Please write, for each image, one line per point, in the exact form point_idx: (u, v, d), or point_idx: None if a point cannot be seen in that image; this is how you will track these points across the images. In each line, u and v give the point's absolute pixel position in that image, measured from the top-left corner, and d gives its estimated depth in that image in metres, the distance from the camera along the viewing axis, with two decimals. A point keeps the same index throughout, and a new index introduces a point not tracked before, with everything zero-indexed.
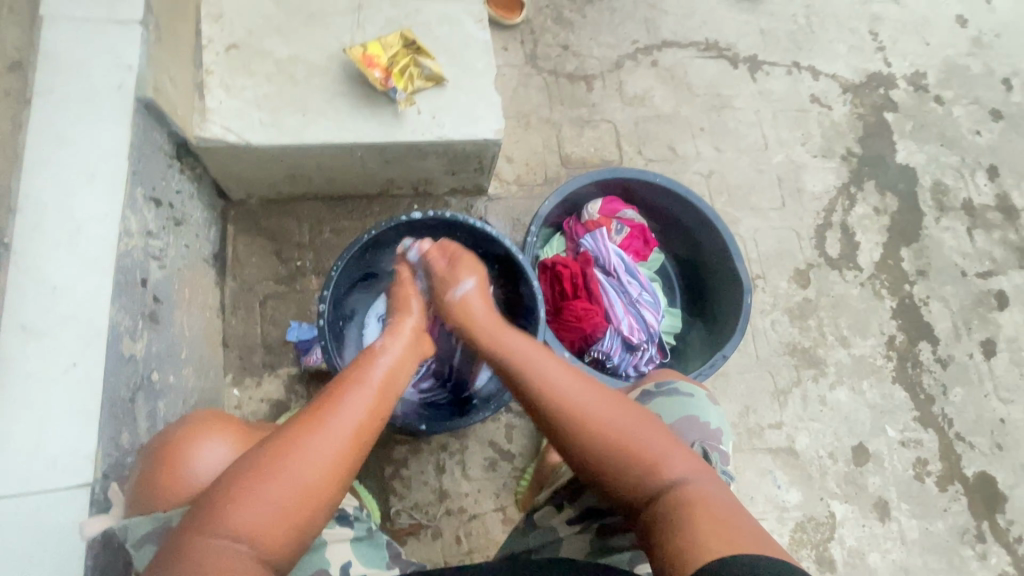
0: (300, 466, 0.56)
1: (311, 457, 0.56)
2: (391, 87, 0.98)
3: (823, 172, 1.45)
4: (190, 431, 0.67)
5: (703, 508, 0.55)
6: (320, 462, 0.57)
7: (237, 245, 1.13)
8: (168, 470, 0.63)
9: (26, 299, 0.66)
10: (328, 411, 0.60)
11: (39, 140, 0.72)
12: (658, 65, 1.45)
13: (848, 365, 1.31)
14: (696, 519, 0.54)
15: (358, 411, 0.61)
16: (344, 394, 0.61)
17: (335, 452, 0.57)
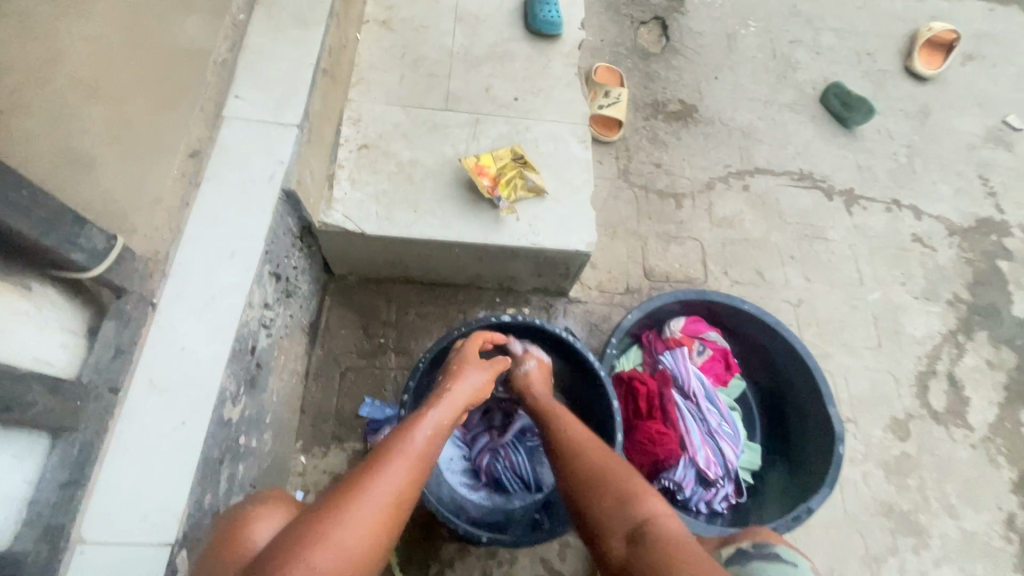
0: (352, 529, 0.57)
1: (360, 522, 0.58)
2: (496, 195, 1.06)
3: (926, 316, 1.37)
4: (258, 511, 0.65)
5: None
6: (369, 528, 0.58)
7: (330, 315, 1.21)
8: (229, 550, 0.60)
9: (157, 357, 0.74)
10: (381, 477, 0.62)
11: (198, 219, 0.84)
12: (749, 190, 1.48)
13: (957, 541, 1.14)
14: None
15: (406, 482, 0.64)
16: (390, 467, 0.64)
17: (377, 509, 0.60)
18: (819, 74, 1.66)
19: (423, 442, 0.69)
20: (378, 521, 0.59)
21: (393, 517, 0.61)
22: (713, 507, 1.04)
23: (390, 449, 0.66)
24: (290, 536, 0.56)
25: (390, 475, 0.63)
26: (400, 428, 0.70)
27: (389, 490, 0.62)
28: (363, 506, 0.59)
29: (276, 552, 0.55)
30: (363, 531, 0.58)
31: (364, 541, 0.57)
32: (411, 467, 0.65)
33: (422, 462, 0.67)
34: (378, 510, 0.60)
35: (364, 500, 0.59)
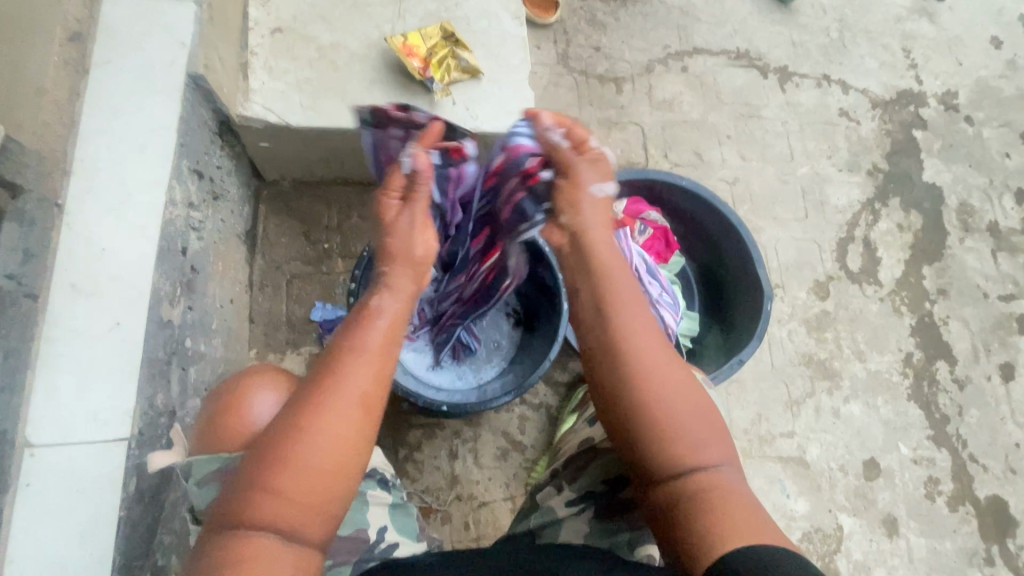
0: (318, 447, 0.52)
1: (328, 438, 0.52)
2: (428, 77, 1.00)
3: (847, 186, 1.45)
4: (247, 385, 0.71)
5: (732, 509, 0.55)
6: (339, 440, 0.53)
7: (267, 224, 1.16)
8: (230, 416, 0.67)
9: (76, 259, 0.69)
10: (339, 382, 0.54)
11: (94, 111, 0.75)
12: (688, 71, 1.46)
13: (863, 380, 1.30)
14: (722, 518, 0.55)
15: (370, 381, 0.56)
16: (349, 368, 0.55)
17: (343, 418, 0.53)
18: None
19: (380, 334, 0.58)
20: (345, 436, 0.53)
21: (362, 423, 0.54)
22: None
23: (346, 344, 0.57)
24: (249, 465, 0.52)
25: (350, 377, 0.55)
26: (356, 318, 0.60)
27: (351, 392, 0.54)
28: (323, 425, 0.52)
29: (245, 472, 0.52)
30: (326, 449, 0.52)
31: (335, 454, 0.52)
32: (372, 364, 0.56)
33: (385, 353, 0.58)
34: (344, 424, 0.53)
35: (320, 420, 0.52)
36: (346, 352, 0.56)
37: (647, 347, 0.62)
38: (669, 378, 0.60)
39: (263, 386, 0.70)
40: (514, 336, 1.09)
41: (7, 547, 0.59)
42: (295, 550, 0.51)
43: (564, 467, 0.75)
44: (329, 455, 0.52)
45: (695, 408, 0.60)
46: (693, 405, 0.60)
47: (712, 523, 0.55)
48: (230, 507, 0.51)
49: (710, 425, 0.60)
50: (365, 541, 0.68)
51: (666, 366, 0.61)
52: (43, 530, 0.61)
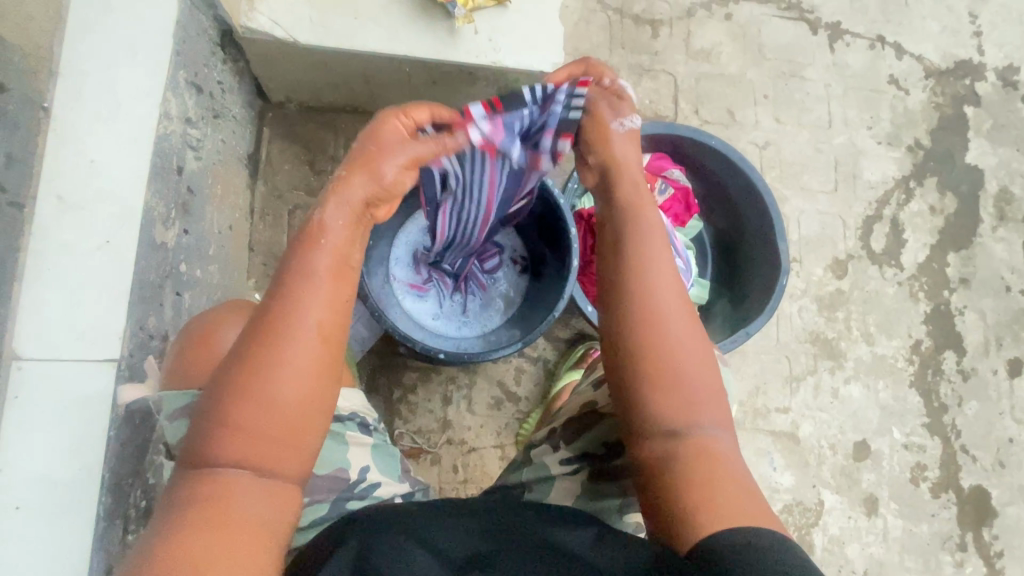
0: (280, 382, 0.50)
1: (291, 370, 0.51)
2: (451, 0, 0.90)
3: (884, 161, 1.37)
4: (217, 320, 0.69)
5: (723, 483, 0.54)
6: (304, 372, 0.51)
7: (271, 148, 1.10)
8: (199, 350, 0.66)
9: (63, 169, 0.65)
10: (296, 316, 0.52)
11: (83, 6, 0.69)
12: (731, 20, 1.35)
13: (868, 363, 1.28)
14: (715, 490, 0.54)
15: (328, 309, 0.53)
16: (306, 297, 0.52)
17: (305, 350, 0.51)
18: None
19: (333, 257, 0.55)
20: (308, 366, 0.51)
21: (325, 354, 0.53)
22: None
23: (292, 271, 0.53)
24: (209, 403, 0.50)
25: (309, 306, 0.52)
26: (296, 243, 0.55)
27: (310, 323, 0.52)
28: (283, 360, 0.50)
29: (205, 414, 0.50)
30: (290, 383, 0.50)
31: (298, 387, 0.51)
32: (330, 291, 0.54)
33: (339, 278, 0.55)
34: (305, 357, 0.51)
35: (279, 354, 0.50)
36: (297, 281, 0.53)
37: (665, 306, 0.59)
38: (681, 339, 0.58)
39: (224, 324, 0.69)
40: (521, 284, 1.05)
41: None
42: (273, 483, 0.50)
43: (563, 424, 0.73)
44: (292, 389, 0.51)
45: (681, 361, 0.58)
46: (694, 373, 0.58)
47: (696, 504, 0.53)
48: (194, 447, 0.50)
49: (684, 378, 0.57)
50: (343, 480, 0.67)
51: (673, 323, 0.59)
52: (29, 441, 0.60)
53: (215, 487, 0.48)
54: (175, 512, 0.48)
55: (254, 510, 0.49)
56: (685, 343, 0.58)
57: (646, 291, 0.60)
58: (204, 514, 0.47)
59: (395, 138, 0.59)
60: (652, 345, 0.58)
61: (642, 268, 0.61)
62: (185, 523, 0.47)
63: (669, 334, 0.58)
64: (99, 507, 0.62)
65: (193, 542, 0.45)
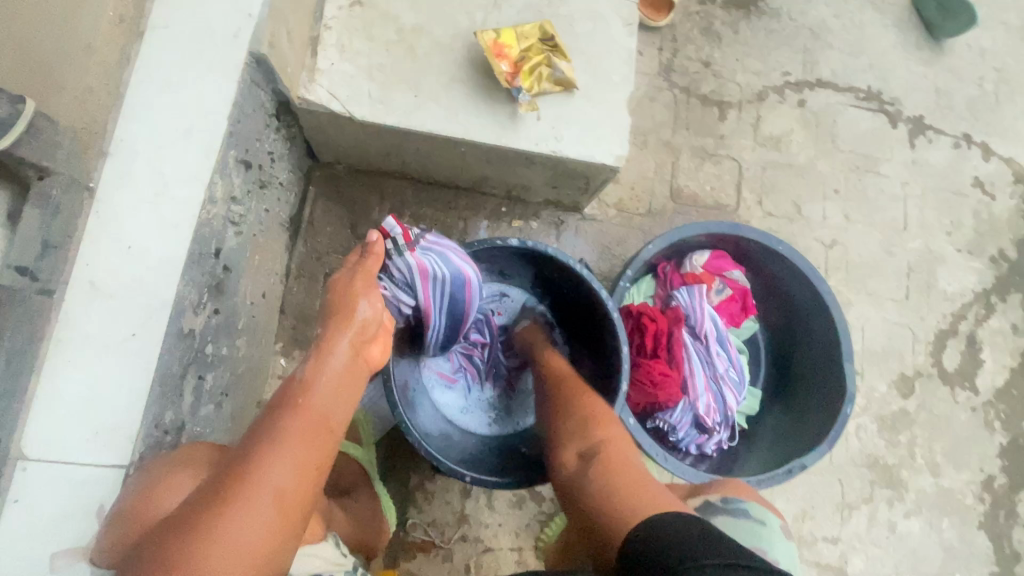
0: (222, 558, 0.45)
1: (238, 546, 0.46)
2: (516, 85, 0.86)
3: (963, 271, 1.26)
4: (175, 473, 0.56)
5: (646, 492, 0.64)
6: (251, 549, 0.46)
7: (315, 209, 1.08)
8: (129, 523, 0.53)
9: (100, 254, 0.62)
10: (260, 481, 0.48)
11: (143, 85, 0.67)
12: (805, 106, 1.27)
13: (931, 496, 1.16)
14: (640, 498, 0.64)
15: (296, 476, 0.50)
16: (275, 459, 0.50)
17: (258, 523, 0.47)
18: None
19: (314, 417, 0.54)
20: (257, 542, 0.47)
21: (276, 529, 0.48)
22: (703, 451, 1.01)
23: (269, 430, 0.52)
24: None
25: (275, 472, 0.49)
26: (280, 399, 0.54)
27: (272, 491, 0.48)
28: (228, 532, 0.46)
29: None
30: (234, 560, 0.46)
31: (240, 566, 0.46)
32: (303, 454, 0.51)
33: (314, 441, 0.52)
34: (256, 527, 0.47)
35: (230, 523, 0.46)
36: (271, 440, 0.51)
37: (579, 399, 0.79)
38: (599, 410, 0.76)
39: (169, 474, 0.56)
40: None
41: None
42: None
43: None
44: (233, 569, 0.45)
45: (601, 427, 0.73)
46: (615, 436, 0.72)
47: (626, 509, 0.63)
48: None
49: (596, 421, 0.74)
50: None
51: (590, 406, 0.77)
52: (21, 554, 0.55)
53: None
54: None
55: None
56: (598, 407, 0.77)
57: (564, 386, 0.81)
58: None
59: (375, 307, 0.63)
60: (572, 414, 0.76)
61: (555, 374, 0.85)
62: None
63: (590, 408, 0.77)
64: None
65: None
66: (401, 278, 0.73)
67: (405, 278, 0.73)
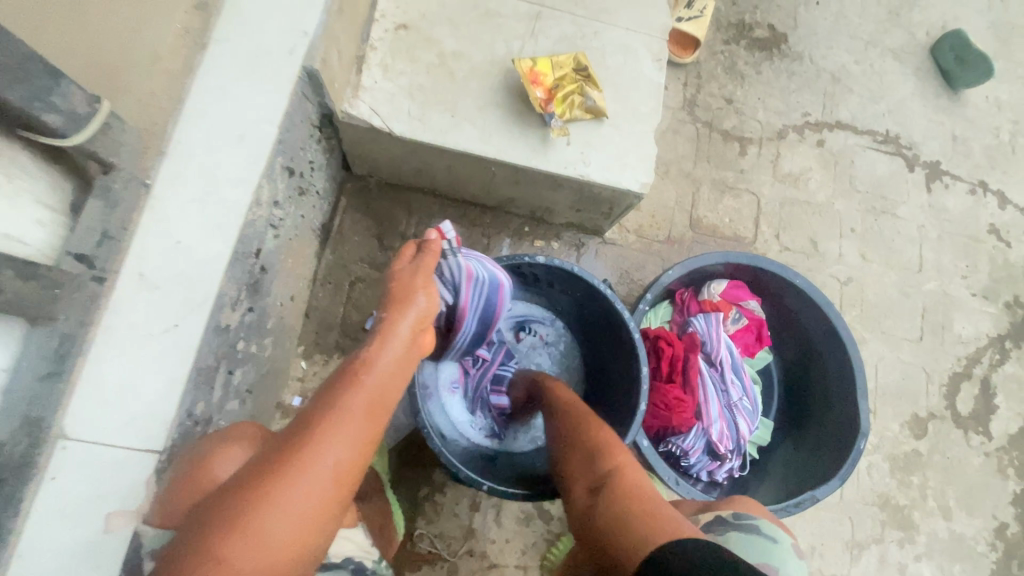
0: (279, 526, 0.45)
1: (295, 516, 0.46)
2: (549, 111, 0.90)
3: (978, 316, 1.27)
4: (225, 444, 0.59)
5: (653, 513, 0.60)
6: (306, 519, 0.46)
7: (344, 218, 1.11)
8: (194, 482, 0.57)
9: (151, 247, 0.65)
10: (315, 458, 0.47)
11: (203, 90, 0.71)
12: (824, 146, 1.31)
13: (943, 541, 1.14)
14: (644, 519, 0.59)
15: (350, 456, 0.49)
16: (329, 437, 0.48)
17: (315, 497, 0.47)
18: (938, 18, 1.40)
19: (370, 396, 0.52)
20: (312, 514, 0.46)
21: (334, 503, 0.48)
22: (714, 478, 1.01)
23: (325, 408, 0.50)
24: (196, 533, 0.45)
25: (330, 448, 0.48)
26: (336, 378, 0.53)
27: (328, 468, 0.47)
28: (283, 505, 0.45)
29: (187, 548, 0.44)
30: (292, 528, 0.45)
31: (295, 534, 0.46)
32: (359, 434, 0.50)
33: (370, 422, 0.51)
34: (312, 501, 0.46)
35: (287, 494, 0.45)
36: (325, 415, 0.49)
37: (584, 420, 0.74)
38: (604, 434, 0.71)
39: (229, 445, 0.59)
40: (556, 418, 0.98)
41: (18, 540, 0.56)
42: None
43: None
44: (290, 533, 0.45)
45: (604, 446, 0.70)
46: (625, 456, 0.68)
47: (630, 531, 0.58)
48: None
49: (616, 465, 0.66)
50: None
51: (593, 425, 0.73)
52: (53, 532, 0.57)
53: None
54: None
55: None
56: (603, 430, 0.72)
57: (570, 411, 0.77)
58: None
59: (432, 299, 0.60)
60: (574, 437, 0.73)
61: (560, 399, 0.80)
62: None
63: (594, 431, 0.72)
64: None
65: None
66: (450, 278, 0.74)
67: (453, 279, 0.74)
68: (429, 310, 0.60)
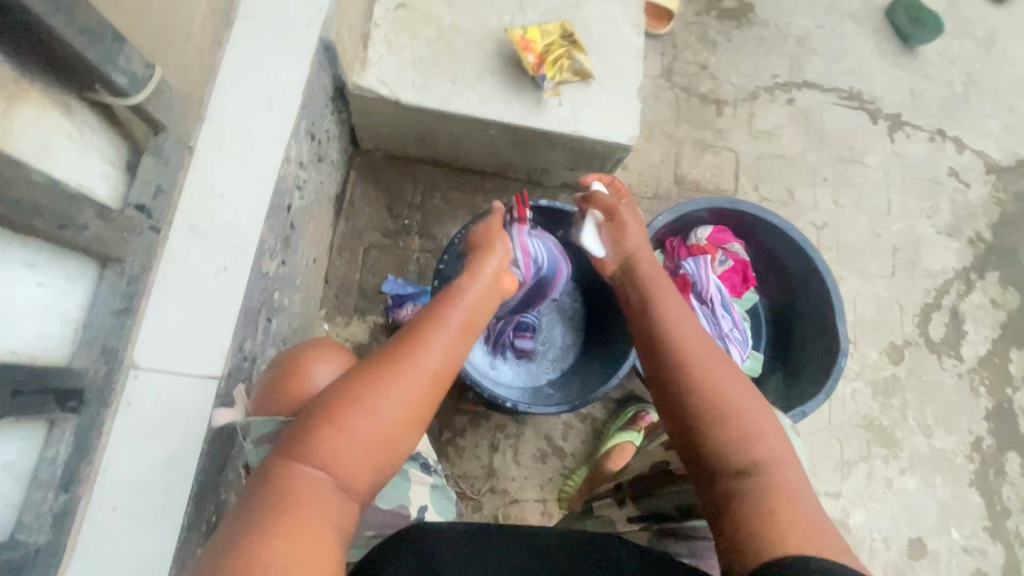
0: (389, 404, 0.57)
1: (400, 398, 0.57)
2: (541, 74, 0.99)
3: (944, 251, 1.38)
4: (314, 350, 0.69)
5: (788, 505, 0.53)
6: (409, 402, 0.58)
7: (355, 191, 1.19)
8: (291, 378, 0.66)
9: (198, 200, 0.73)
10: (421, 357, 0.61)
11: (234, 64, 0.79)
12: (794, 104, 1.41)
13: (924, 455, 1.24)
14: (781, 509, 0.52)
15: (445, 358, 0.62)
16: (432, 342, 0.62)
17: (417, 386, 0.59)
18: None
19: (459, 320, 0.67)
20: (414, 398, 0.59)
21: (431, 394, 0.60)
22: None
23: (426, 323, 0.65)
24: (320, 406, 0.56)
25: (432, 350, 0.62)
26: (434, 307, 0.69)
27: (430, 365, 0.61)
28: (391, 388, 0.58)
29: (314, 416, 0.56)
30: (398, 406, 0.57)
31: (400, 413, 0.57)
32: (451, 345, 0.64)
33: (460, 339, 0.66)
34: (412, 389, 0.59)
35: (398, 378, 0.58)
36: (430, 327, 0.64)
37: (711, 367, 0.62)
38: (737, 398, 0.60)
39: (325, 355, 0.69)
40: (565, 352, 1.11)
41: (104, 455, 0.64)
42: (343, 493, 0.54)
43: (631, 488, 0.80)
44: (397, 412, 0.57)
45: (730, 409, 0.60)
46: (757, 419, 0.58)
47: (764, 526, 0.51)
48: (292, 440, 0.54)
49: (739, 425, 0.58)
50: (404, 517, 0.71)
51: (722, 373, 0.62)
52: (134, 448, 0.65)
53: (299, 481, 0.52)
54: (259, 493, 0.51)
55: (325, 515, 0.51)
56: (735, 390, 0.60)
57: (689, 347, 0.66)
58: (284, 502, 0.50)
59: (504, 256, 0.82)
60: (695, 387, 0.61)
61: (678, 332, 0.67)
62: (264, 507, 0.50)
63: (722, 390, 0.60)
64: (186, 516, 0.65)
65: (256, 535, 0.48)
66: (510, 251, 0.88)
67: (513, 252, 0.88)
68: (502, 267, 0.80)
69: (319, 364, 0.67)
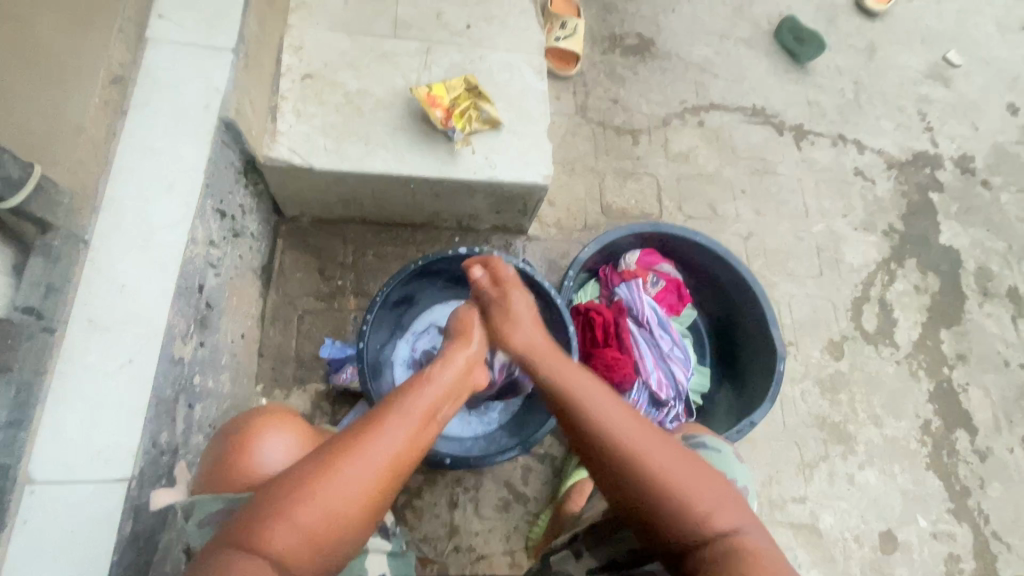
0: (342, 488, 0.56)
1: (354, 482, 0.56)
2: (450, 127, 1.02)
3: (863, 246, 1.45)
4: (269, 428, 0.69)
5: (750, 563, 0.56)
6: (364, 485, 0.57)
7: (284, 258, 1.18)
8: (242, 456, 0.66)
9: (97, 294, 0.71)
10: (380, 438, 0.59)
11: (128, 152, 0.78)
12: (704, 126, 1.49)
13: (879, 446, 1.27)
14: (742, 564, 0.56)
15: (407, 440, 0.61)
16: (393, 423, 0.61)
17: (375, 468, 0.58)
18: (774, 8, 1.65)
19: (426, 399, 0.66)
20: (371, 481, 0.57)
21: (389, 474, 0.59)
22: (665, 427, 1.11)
23: (392, 403, 0.64)
24: (272, 492, 0.55)
25: (393, 429, 0.61)
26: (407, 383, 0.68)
27: (390, 445, 0.60)
28: (348, 472, 0.56)
29: (264, 502, 0.55)
30: (354, 489, 0.56)
31: (355, 498, 0.56)
32: (414, 423, 0.63)
33: (426, 418, 0.64)
34: (369, 470, 0.57)
35: (356, 460, 0.57)
36: (391, 407, 0.63)
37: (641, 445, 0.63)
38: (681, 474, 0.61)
39: (283, 428, 0.70)
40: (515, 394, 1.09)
41: None
42: None
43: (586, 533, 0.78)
44: (352, 496, 0.56)
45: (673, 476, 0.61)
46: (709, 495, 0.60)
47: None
48: (240, 529, 0.53)
49: (680, 502, 0.60)
50: None
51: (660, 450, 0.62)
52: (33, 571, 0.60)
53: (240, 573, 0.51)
54: None
55: None
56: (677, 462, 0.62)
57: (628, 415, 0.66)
58: None
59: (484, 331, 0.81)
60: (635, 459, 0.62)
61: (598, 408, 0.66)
62: None
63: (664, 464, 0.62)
64: None
65: None
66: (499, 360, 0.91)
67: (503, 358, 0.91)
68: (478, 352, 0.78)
69: (275, 438, 0.68)
